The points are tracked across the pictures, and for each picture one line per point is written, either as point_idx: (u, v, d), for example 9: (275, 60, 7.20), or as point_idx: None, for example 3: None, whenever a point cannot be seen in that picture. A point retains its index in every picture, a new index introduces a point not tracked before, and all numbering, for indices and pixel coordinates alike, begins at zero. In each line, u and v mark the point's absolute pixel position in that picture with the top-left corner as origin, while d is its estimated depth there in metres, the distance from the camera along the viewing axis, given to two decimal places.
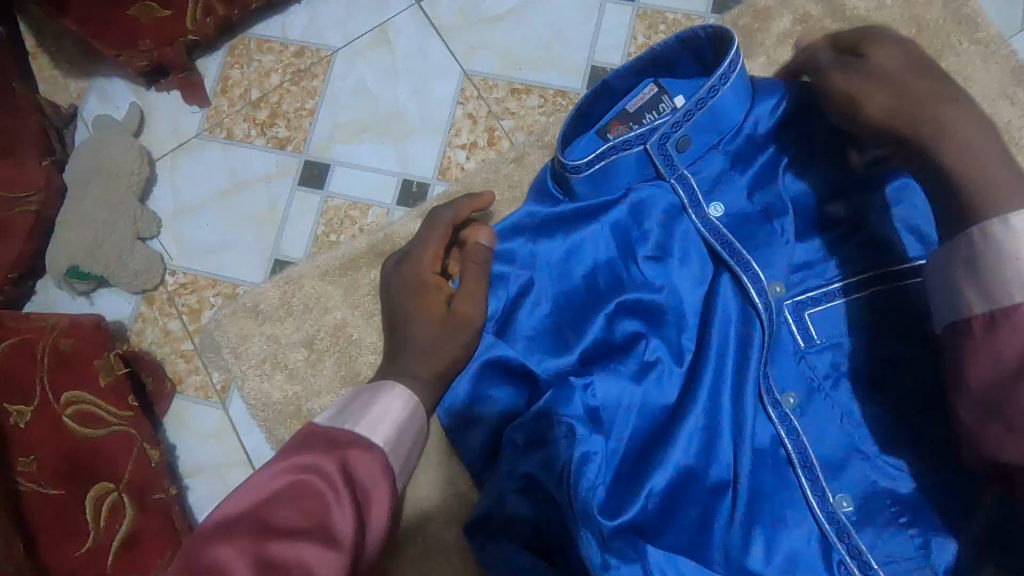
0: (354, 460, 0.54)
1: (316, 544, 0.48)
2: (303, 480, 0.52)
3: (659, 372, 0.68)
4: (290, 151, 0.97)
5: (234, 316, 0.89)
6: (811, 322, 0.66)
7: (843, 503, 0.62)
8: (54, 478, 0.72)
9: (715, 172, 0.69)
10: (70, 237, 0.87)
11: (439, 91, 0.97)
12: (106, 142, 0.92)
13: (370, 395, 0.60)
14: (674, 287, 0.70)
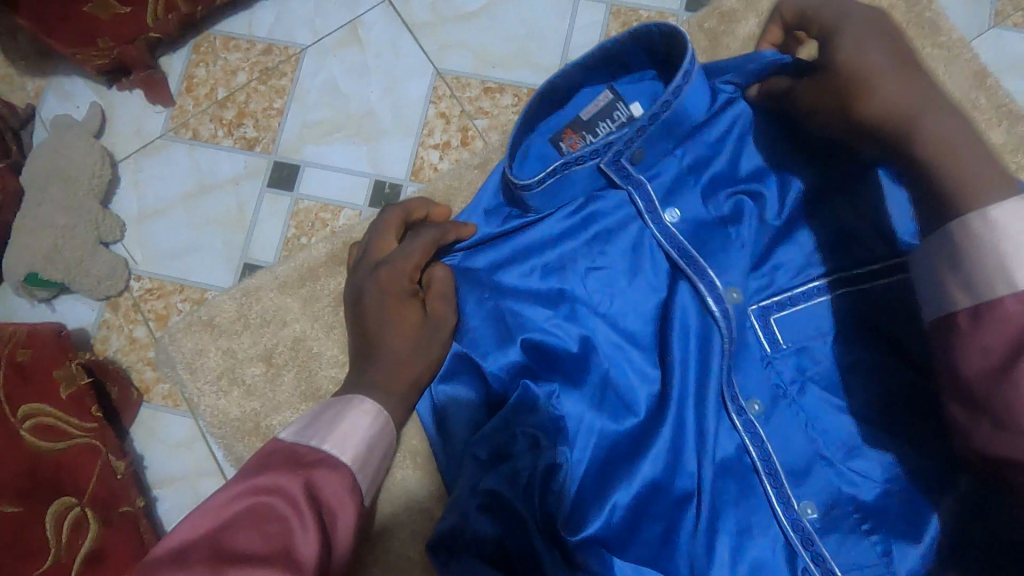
0: (317, 481, 0.54)
1: (276, 569, 0.47)
2: (264, 502, 0.51)
3: (618, 385, 0.67)
4: (258, 152, 0.95)
5: (189, 329, 0.87)
6: (776, 326, 0.66)
7: (808, 511, 0.62)
8: (11, 494, 0.67)
9: (674, 178, 0.68)
10: (26, 242, 0.84)
11: (411, 90, 0.95)
12: (66, 143, 0.89)
13: (335, 410, 0.61)
14: (632, 294, 0.68)
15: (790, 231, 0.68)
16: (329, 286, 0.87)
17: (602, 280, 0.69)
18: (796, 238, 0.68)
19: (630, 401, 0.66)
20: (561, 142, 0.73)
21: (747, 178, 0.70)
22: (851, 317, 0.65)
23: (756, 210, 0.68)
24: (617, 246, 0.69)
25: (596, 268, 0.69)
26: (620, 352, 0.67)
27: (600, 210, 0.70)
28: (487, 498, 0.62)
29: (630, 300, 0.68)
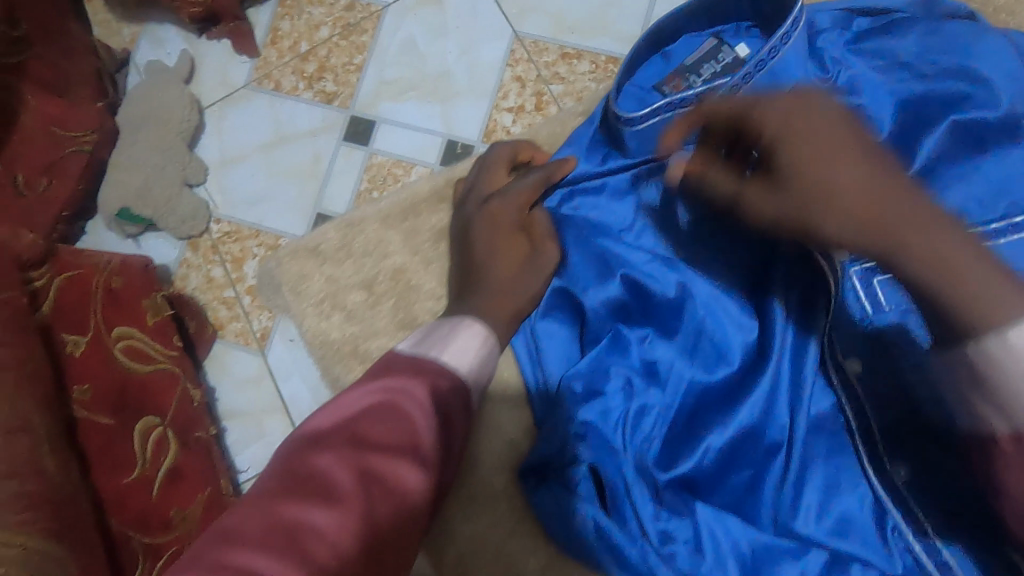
0: (432, 388, 0.58)
1: (408, 458, 0.52)
2: (391, 402, 0.54)
3: (711, 335, 0.70)
4: (336, 106, 0.97)
5: (295, 255, 0.91)
6: (880, 287, 0.66)
7: (900, 471, 0.64)
8: (105, 408, 0.71)
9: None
10: (123, 178, 0.88)
11: (488, 53, 0.95)
12: (159, 87, 0.93)
13: (440, 335, 0.64)
14: (730, 252, 0.72)
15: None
16: (429, 221, 0.90)
17: (701, 236, 0.72)
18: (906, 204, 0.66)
19: (725, 351, 0.69)
20: (662, 86, 0.76)
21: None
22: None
23: None
24: None
25: (698, 227, 0.72)
26: (720, 308, 0.70)
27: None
28: (582, 428, 0.69)
29: (730, 257, 0.72)
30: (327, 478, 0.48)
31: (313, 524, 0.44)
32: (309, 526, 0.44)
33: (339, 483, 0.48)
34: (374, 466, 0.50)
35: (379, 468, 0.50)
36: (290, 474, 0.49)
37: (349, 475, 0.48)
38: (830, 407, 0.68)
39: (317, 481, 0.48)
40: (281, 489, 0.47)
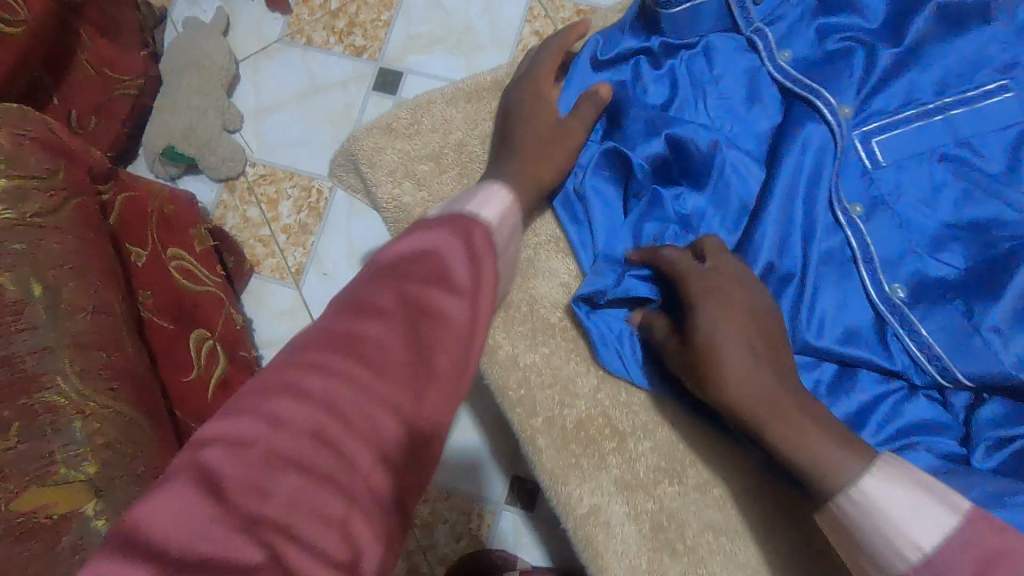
0: (466, 232, 0.43)
1: (449, 298, 0.40)
2: (423, 237, 0.41)
3: (732, 181, 0.58)
4: (365, 59, 1.03)
5: (367, 130, 0.66)
6: (880, 149, 0.55)
7: (927, 338, 0.52)
8: (165, 314, 0.76)
9: (794, 19, 0.58)
10: (168, 119, 0.95)
11: (508, 11, 1.03)
12: (201, 39, 0.99)
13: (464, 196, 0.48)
14: (737, 111, 0.59)
15: (932, 66, 0.55)
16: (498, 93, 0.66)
17: (718, 97, 0.59)
18: (921, 63, 0.56)
19: (744, 199, 0.58)
20: None
21: (867, 30, 0.57)
22: (950, 138, 0.54)
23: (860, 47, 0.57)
24: (722, 60, 0.59)
25: (711, 93, 0.59)
26: (739, 152, 0.58)
27: (717, 48, 0.60)
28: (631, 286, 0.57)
29: (759, 125, 0.58)
30: (365, 304, 0.38)
31: (370, 341, 0.36)
32: (379, 336, 0.37)
33: (382, 308, 0.38)
34: (414, 295, 0.39)
35: (420, 298, 0.39)
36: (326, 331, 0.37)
37: (392, 301, 0.38)
38: (843, 243, 0.55)
39: (371, 314, 0.37)
40: (326, 318, 0.38)
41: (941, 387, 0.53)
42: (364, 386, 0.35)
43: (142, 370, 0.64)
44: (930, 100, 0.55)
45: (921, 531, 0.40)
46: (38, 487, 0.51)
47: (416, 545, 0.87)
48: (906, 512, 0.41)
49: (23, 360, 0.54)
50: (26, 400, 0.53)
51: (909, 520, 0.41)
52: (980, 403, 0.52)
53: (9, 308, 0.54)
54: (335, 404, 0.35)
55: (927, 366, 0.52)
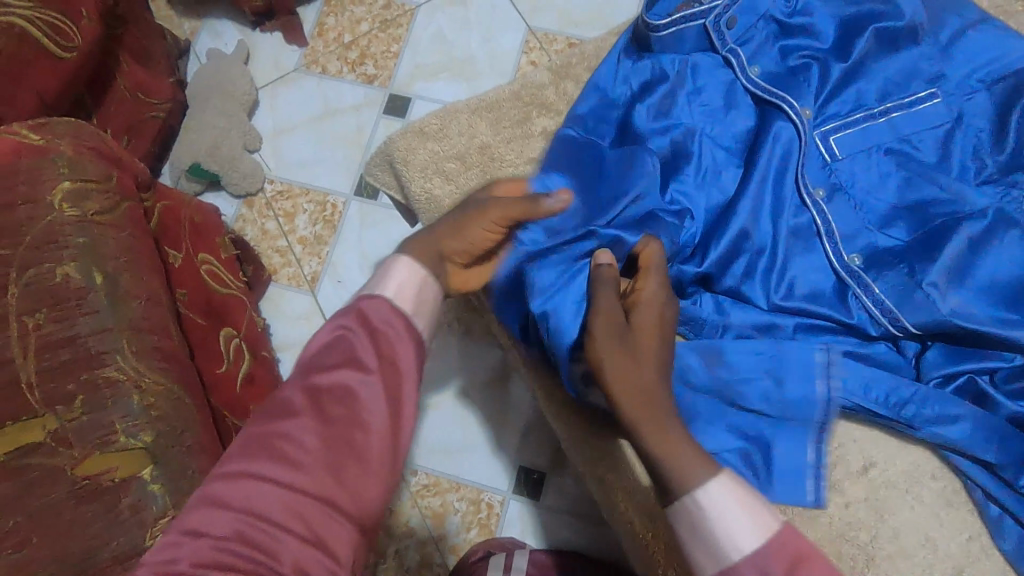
0: (364, 314, 0.46)
1: (355, 372, 0.43)
2: (332, 330, 0.45)
3: (712, 171, 0.67)
4: (376, 86, 1.13)
5: (401, 134, 0.74)
6: (837, 145, 0.65)
7: (883, 297, 0.62)
8: (198, 310, 0.82)
9: (761, 40, 0.68)
10: (194, 139, 1.03)
11: (505, 43, 1.13)
12: (226, 67, 1.08)
13: (380, 270, 0.49)
14: (717, 114, 0.69)
15: (878, 79, 0.66)
16: (515, 108, 0.76)
17: (700, 102, 0.69)
18: (869, 74, 0.66)
19: (724, 186, 0.67)
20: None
21: (826, 51, 0.68)
22: (892, 136, 0.65)
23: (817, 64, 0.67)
24: (702, 71, 0.69)
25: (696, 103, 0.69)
26: (722, 146, 0.68)
27: (701, 65, 0.69)
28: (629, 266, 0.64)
29: (736, 126, 0.68)
30: (280, 405, 0.42)
31: (283, 437, 0.41)
32: (286, 436, 0.41)
33: (295, 408, 0.42)
34: (322, 390, 0.43)
35: (328, 388, 0.43)
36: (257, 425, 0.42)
37: (302, 399, 0.42)
38: (810, 222, 0.65)
39: (291, 413, 0.42)
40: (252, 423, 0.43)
41: (896, 338, 0.64)
42: (282, 482, 0.40)
43: (184, 356, 0.69)
44: (876, 106, 0.66)
45: (750, 532, 0.42)
46: (101, 452, 0.57)
47: (428, 536, 0.91)
48: (744, 515, 0.43)
49: (87, 340, 0.60)
50: (88, 375, 0.59)
51: (745, 522, 0.43)
52: (925, 350, 0.63)
53: (76, 293, 0.61)
54: (263, 503, 0.39)
55: (882, 320, 0.63)
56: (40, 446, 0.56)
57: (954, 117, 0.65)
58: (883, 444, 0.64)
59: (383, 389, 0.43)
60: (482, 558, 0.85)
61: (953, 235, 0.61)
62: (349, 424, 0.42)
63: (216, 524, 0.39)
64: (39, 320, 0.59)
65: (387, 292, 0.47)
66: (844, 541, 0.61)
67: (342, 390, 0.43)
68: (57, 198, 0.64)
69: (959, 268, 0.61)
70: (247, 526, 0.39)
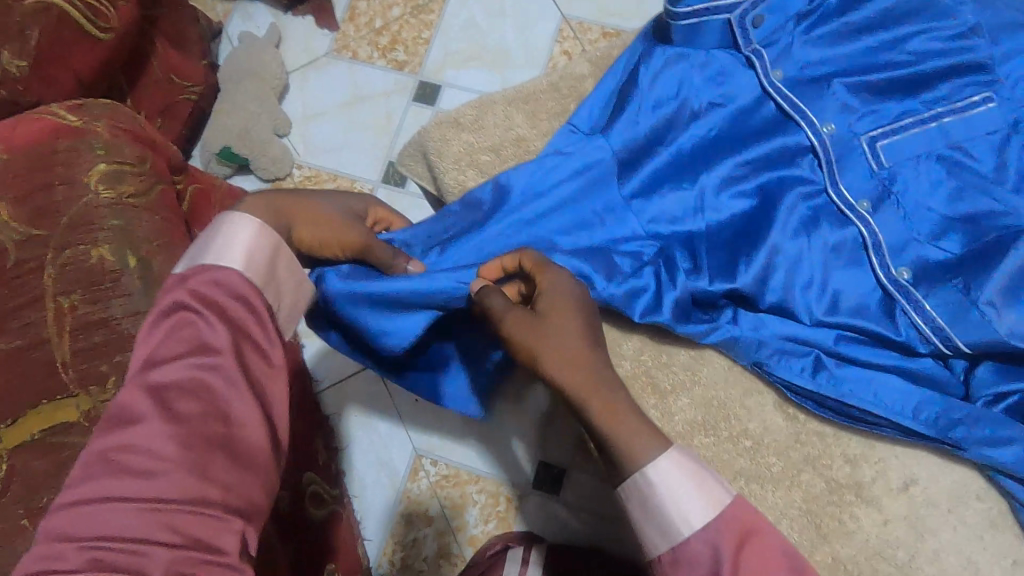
0: (201, 289, 0.45)
1: (197, 359, 0.43)
2: (170, 317, 0.44)
3: (740, 179, 0.66)
4: (406, 73, 1.12)
5: (438, 124, 0.77)
6: (883, 153, 0.64)
7: (934, 312, 0.61)
8: None
9: (794, 41, 0.66)
10: (226, 123, 1.03)
11: (538, 31, 1.11)
12: (257, 50, 1.08)
13: (209, 237, 0.49)
14: (745, 124, 0.68)
15: (918, 85, 0.64)
16: (552, 103, 0.78)
17: (730, 109, 0.68)
18: (916, 77, 0.64)
19: (762, 189, 0.66)
20: None
21: (868, 54, 0.65)
22: (943, 142, 0.63)
23: (858, 70, 0.66)
24: (718, 75, 0.68)
25: (704, 115, 0.68)
26: (754, 151, 0.67)
27: (715, 66, 0.68)
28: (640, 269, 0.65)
29: (772, 131, 0.67)
30: (122, 411, 0.41)
31: (127, 448, 0.40)
32: (130, 446, 0.40)
33: (139, 413, 0.41)
34: (168, 387, 0.42)
35: (176, 384, 0.42)
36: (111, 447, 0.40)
37: (146, 400, 0.41)
38: (855, 236, 0.64)
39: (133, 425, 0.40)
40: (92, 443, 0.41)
41: (945, 355, 0.63)
42: (141, 496, 0.39)
43: None
44: (923, 110, 0.64)
45: (700, 505, 0.44)
46: None
47: (448, 527, 0.91)
48: (692, 487, 0.44)
49: (121, 322, 0.61)
50: (121, 357, 0.60)
51: (695, 495, 0.44)
52: (976, 367, 0.62)
53: (110, 275, 0.62)
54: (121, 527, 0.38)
55: (932, 337, 0.62)
56: (74, 426, 0.58)
57: (1010, 123, 0.62)
58: (927, 461, 0.64)
59: (237, 370, 0.43)
60: (500, 552, 0.86)
61: (1009, 251, 0.60)
62: (207, 416, 0.41)
63: (66, 558, 0.37)
64: (75, 301, 0.60)
65: (233, 265, 0.47)
66: (880, 558, 0.63)
67: (189, 376, 0.42)
68: (93, 179, 0.64)
69: (1018, 282, 0.59)
70: (104, 551, 0.37)
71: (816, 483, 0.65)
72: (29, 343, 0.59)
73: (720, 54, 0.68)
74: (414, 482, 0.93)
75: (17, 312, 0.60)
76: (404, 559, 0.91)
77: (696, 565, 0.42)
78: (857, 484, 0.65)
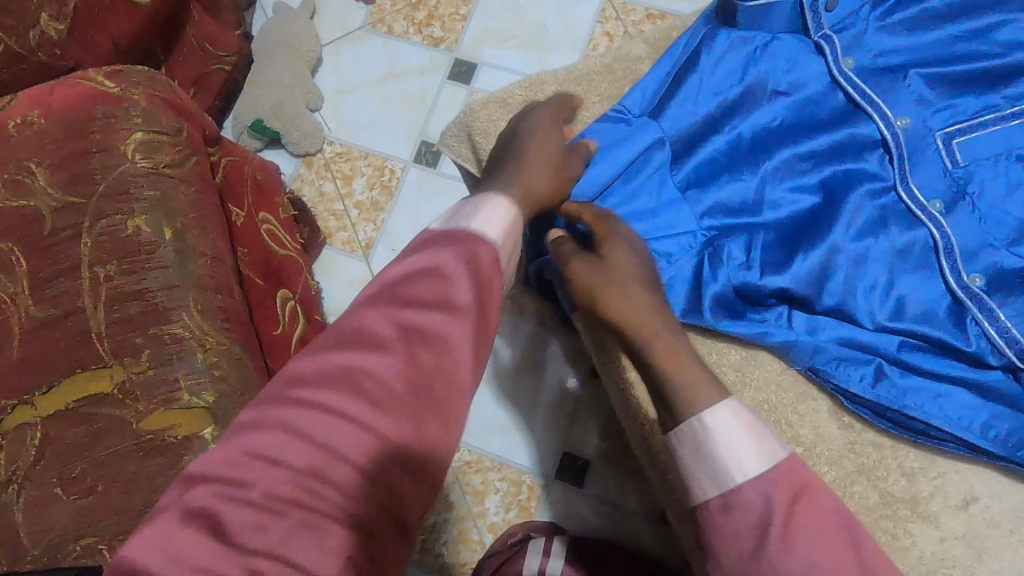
0: (463, 250, 0.43)
1: (441, 315, 0.40)
2: (426, 264, 0.41)
3: (804, 172, 0.64)
4: (442, 49, 1.09)
5: (480, 103, 0.74)
6: (959, 151, 0.61)
7: (1010, 323, 0.59)
8: (258, 270, 0.81)
9: (864, 29, 0.64)
10: (258, 95, 1.01)
11: (581, 11, 1.08)
12: (292, 21, 1.06)
13: (468, 205, 0.48)
14: (810, 114, 0.65)
15: (999, 81, 0.62)
16: (598, 88, 0.75)
17: (795, 99, 0.65)
18: (996, 73, 0.62)
19: (824, 185, 0.64)
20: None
21: (953, 45, 0.63)
22: None
23: (934, 59, 0.63)
24: (783, 60, 0.66)
25: (766, 103, 0.65)
26: (817, 143, 0.64)
27: (781, 51, 0.66)
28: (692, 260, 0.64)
29: (841, 127, 0.64)
30: (364, 334, 0.38)
31: (366, 370, 0.37)
32: (363, 370, 0.37)
33: (381, 340, 0.38)
34: (413, 325, 0.39)
35: (421, 327, 0.39)
36: (327, 371, 0.37)
37: (391, 332, 0.38)
38: (924, 239, 0.62)
39: (372, 349, 0.38)
40: (320, 352, 0.38)
41: (1018, 369, 0.60)
42: (361, 418, 0.36)
43: (246, 336, 0.65)
44: (1006, 107, 0.61)
45: (756, 457, 0.42)
46: (165, 409, 0.57)
47: (468, 512, 0.91)
48: (751, 441, 0.43)
49: (155, 294, 0.60)
50: (156, 330, 0.59)
51: (751, 446, 0.43)
52: None
53: (146, 247, 0.61)
54: (186, 510, 0.34)
55: (1005, 348, 0.59)
56: (108, 397, 0.57)
57: None
58: (985, 478, 0.61)
59: (468, 335, 0.40)
60: (521, 541, 0.85)
61: None
62: (435, 371, 0.38)
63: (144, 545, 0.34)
64: (111, 271, 0.60)
65: (490, 236, 0.45)
66: None
67: (434, 328, 0.39)
68: (130, 148, 0.63)
69: None
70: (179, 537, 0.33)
71: (870, 495, 0.62)
72: (65, 312, 0.59)
73: (782, 43, 0.66)
74: None
75: (53, 280, 0.59)
76: (422, 542, 0.90)
77: (746, 511, 0.41)
78: (912, 498, 0.62)
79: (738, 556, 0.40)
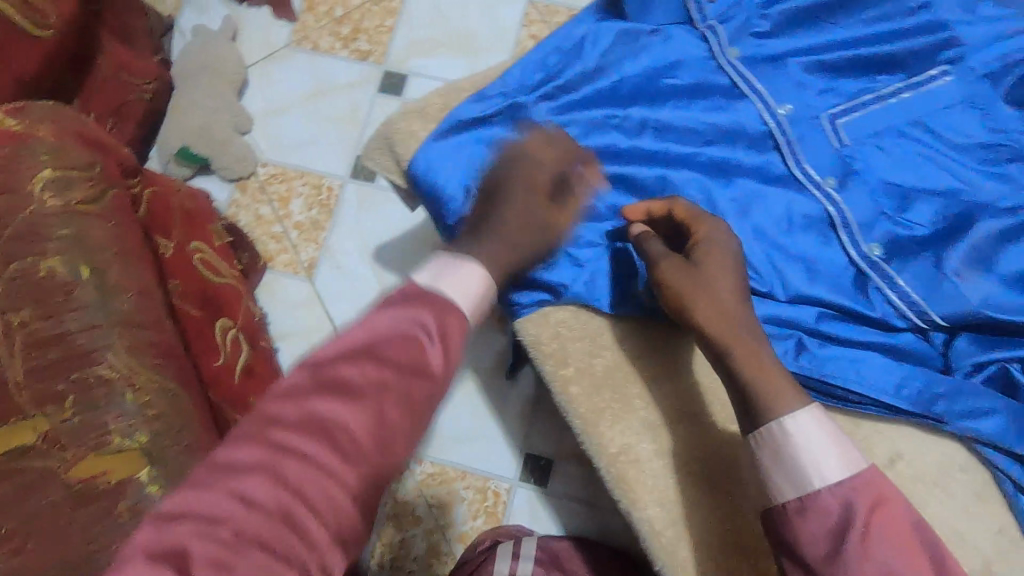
0: (439, 314, 0.41)
1: (417, 385, 0.39)
2: (406, 322, 0.40)
3: (708, 158, 0.67)
4: (371, 62, 1.08)
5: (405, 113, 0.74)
6: (841, 130, 0.67)
7: (908, 286, 0.63)
8: (193, 301, 0.79)
9: (743, 22, 0.69)
10: (182, 120, 0.99)
11: (506, 16, 1.09)
12: (212, 45, 1.04)
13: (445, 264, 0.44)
14: (708, 104, 0.68)
15: (871, 65, 0.68)
16: None
17: (692, 90, 0.68)
18: (867, 58, 0.68)
19: (725, 168, 0.67)
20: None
21: (826, 34, 0.69)
22: (903, 118, 0.67)
23: (811, 47, 0.69)
24: (677, 53, 0.69)
25: (663, 96, 0.69)
26: (715, 131, 0.67)
27: (677, 46, 0.69)
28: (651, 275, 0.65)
29: (740, 113, 0.67)
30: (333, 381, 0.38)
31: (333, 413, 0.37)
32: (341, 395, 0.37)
33: (353, 385, 0.38)
34: (386, 373, 0.38)
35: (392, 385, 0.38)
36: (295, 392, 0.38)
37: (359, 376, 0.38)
38: (823, 213, 0.65)
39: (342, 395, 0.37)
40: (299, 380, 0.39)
41: (924, 328, 0.64)
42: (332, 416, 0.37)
43: (182, 372, 0.65)
44: (882, 89, 0.68)
45: (837, 465, 0.47)
46: (97, 454, 0.55)
47: (436, 524, 0.90)
48: (833, 450, 0.48)
49: (76, 337, 0.57)
50: (80, 374, 0.57)
51: (836, 456, 0.48)
52: (954, 339, 0.64)
53: (62, 289, 0.58)
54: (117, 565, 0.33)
55: (908, 310, 0.63)
56: (31, 450, 0.53)
57: (959, 99, 0.67)
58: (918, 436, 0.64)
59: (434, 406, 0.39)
60: (490, 547, 0.84)
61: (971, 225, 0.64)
62: (405, 424, 0.38)
63: None
64: (24, 317, 0.56)
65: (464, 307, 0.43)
66: None
67: (405, 395, 0.38)
68: (38, 186, 0.61)
69: (979, 255, 0.63)
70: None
71: None
72: None
73: (678, 39, 0.70)
74: (400, 482, 0.91)
75: None
76: (392, 561, 0.89)
77: (825, 515, 0.46)
78: None
79: (815, 554, 0.46)
